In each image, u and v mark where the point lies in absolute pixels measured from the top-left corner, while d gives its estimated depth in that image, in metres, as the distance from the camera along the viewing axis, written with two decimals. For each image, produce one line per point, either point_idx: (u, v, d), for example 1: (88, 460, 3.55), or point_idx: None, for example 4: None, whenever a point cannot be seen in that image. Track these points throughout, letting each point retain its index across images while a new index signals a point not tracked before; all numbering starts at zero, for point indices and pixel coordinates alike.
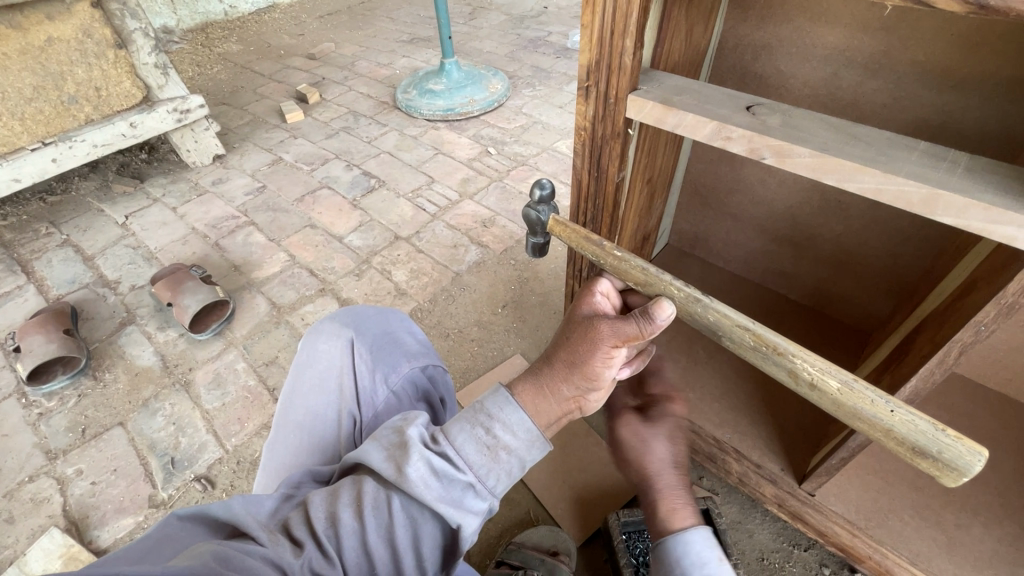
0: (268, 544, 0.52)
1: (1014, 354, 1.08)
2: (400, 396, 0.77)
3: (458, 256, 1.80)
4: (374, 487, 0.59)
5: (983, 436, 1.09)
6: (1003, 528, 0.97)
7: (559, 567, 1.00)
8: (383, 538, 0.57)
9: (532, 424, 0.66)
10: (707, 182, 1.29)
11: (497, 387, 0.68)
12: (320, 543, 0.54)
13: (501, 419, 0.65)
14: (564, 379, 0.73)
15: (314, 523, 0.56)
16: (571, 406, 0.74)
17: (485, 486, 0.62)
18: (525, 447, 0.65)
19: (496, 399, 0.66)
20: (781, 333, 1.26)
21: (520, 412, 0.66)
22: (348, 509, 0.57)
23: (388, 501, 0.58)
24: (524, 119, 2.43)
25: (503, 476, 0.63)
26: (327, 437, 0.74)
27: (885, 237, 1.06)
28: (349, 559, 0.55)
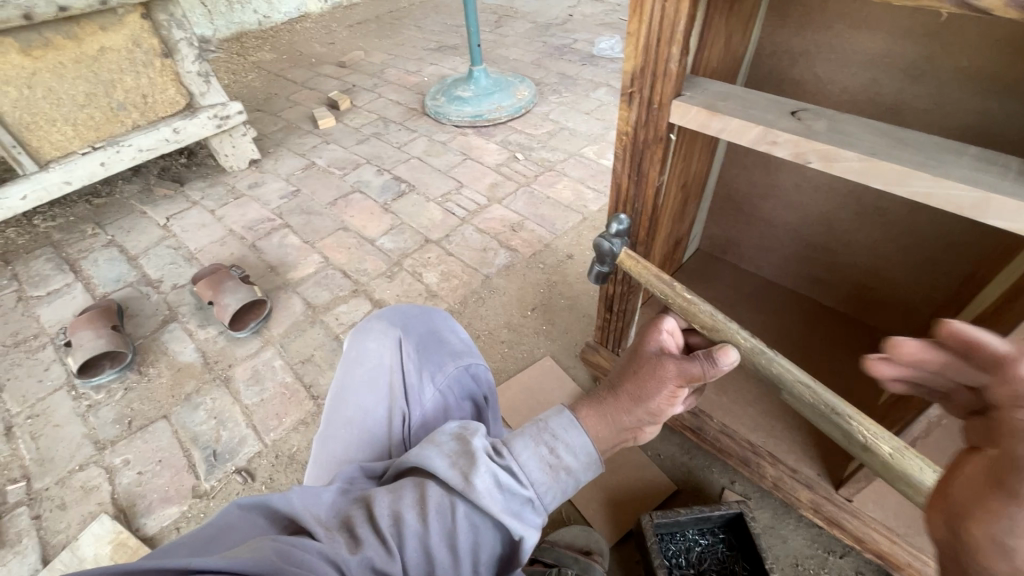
0: (328, 541, 0.54)
1: None
2: (446, 394, 0.79)
3: (488, 259, 1.83)
4: (438, 492, 0.60)
5: None
6: None
7: (592, 567, 1.02)
8: (445, 543, 0.58)
9: (592, 448, 0.69)
10: (741, 188, 1.30)
11: (559, 408, 0.72)
12: (381, 541, 0.55)
13: (565, 441, 0.67)
14: (626, 410, 0.74)
15: (377, 520, 0.57)
16: (629, 435, 0.75)
17: (541, 502, 0.64)
18: (583, 468, 0.68)
19: (558, 421, 0.70)
20: (813, 339, 1.26)
21: (583, 436, 0.69)
22: (412, 510, 0.58)
23: (452, 507, 0.59)
24: (551, 125, 2.46)
25: (558, 493, 0.66)
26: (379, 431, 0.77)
27: (926, 242, 1.05)
28: (410, 558, 0.56)
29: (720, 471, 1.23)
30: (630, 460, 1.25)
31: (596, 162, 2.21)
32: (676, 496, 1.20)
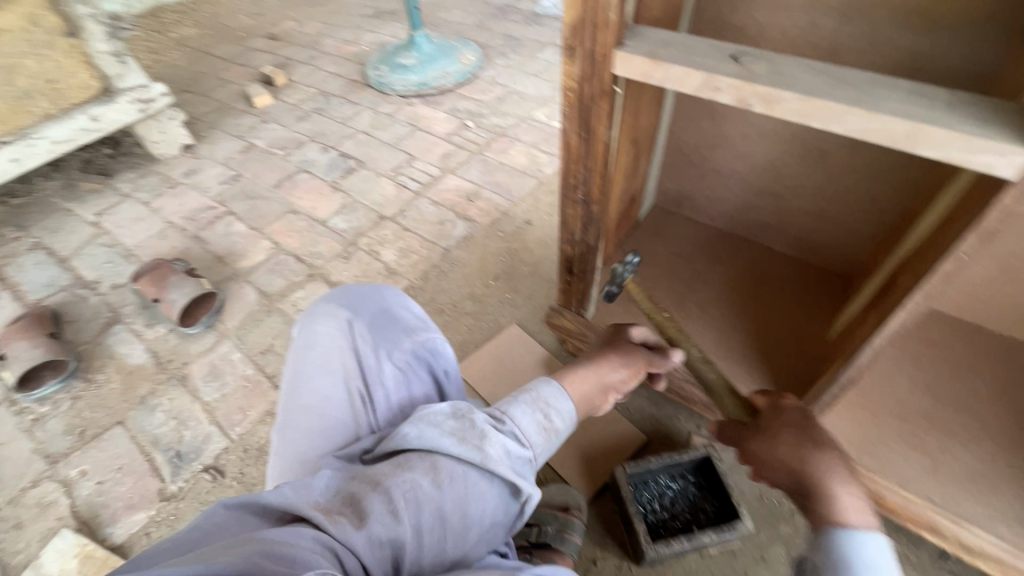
0: (326, 523, 0.58)
1: (987, 285, 1.09)
2: (407, 371, 0.79)
3: (446, 231, 1.80)
4: (450, 463, 0.66)
5: (964, 367, 1.11)
6: (984, 448, 1.00)
7: (573, 521, 1.08)
8: (460, 507, 0.64)
9: (574, 411, 0.84)
10: (690, 139, 1.31)
11: (546, 380, 0.86)
12: (397, 513, 0.61)
13: (554, 408, 0.81)
14: (601, 375, 0.98)
15: (392, 499, 0.62)
16: (598, 398, 0.97)
17: (536, 460, 0.76)
18: (566, 427, 0.82)
19: (545, 390, 0.83)
20: (765, 284, 1.31)
21: (568, 401, 0.83)
22: (426, 479, 0.64)
23: (464, 475, 0.66)
24: (499, 89, 2.39)
25: (547, 451, 0.79)
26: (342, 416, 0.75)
27: (866, 180, 1.09)
28: (428, 526, 0.62)
29: (686, 418, 1.28)
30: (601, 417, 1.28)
31: (548, 125, 2.17)
32: (648, 446, 1.25)
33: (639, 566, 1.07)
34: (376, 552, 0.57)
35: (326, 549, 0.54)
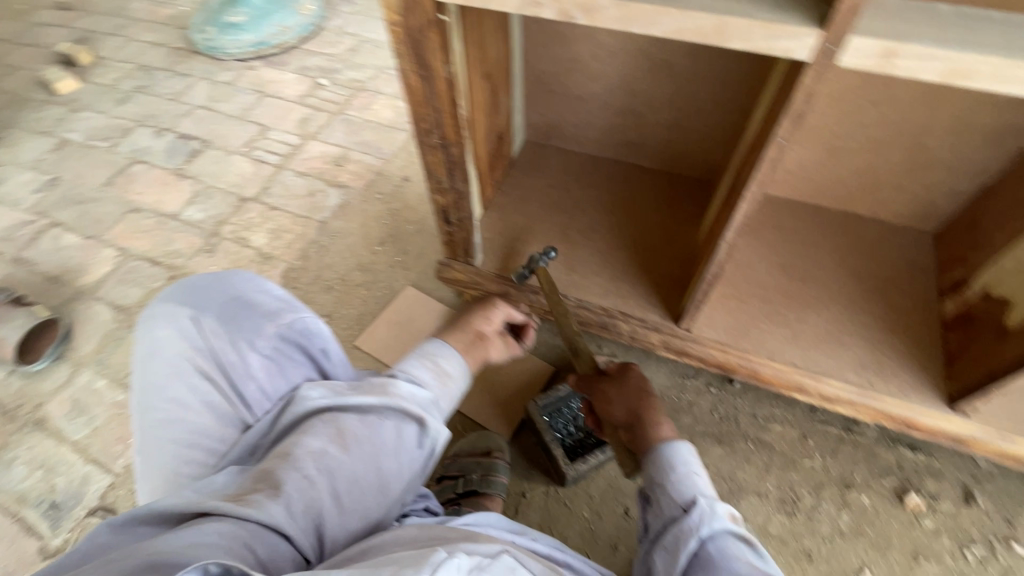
0: (234, 504, 0.59)
1: (817, 168, 1.23)
2: (275, 358, 0.75)
3: (319, 203, 1.66)
4: (354, 421, 0.71)
5: (811, 243, 1.25)
6: (831, 311, 1.14)
7: (496, 464, 1.10)
8: (372, 458, 0.69)
9: (467, 361, 0.91)
10: (544, 67, 1.29)
11: (432, 339, 0.93)
12: (312, 481, 0.64)
13: (445, 356, 0.88)
14: (470, 317, 1.01)
15: (303, 467, 0.65)
16: (474, 335, 0.97)
17: (442, 402, 0.82)
18: (462, 375, 0.88)
19: (433, 345, 0.89)
20: (639, 200, 1.36)
21: (456, 351, 0.90)
22: (333, 446, 0.68)
23: (371, 427, 0.71)
24: (350, 39, 2.20)
25: (450, 397, 0.85)
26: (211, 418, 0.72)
27: (708, 84, 1.15)
28: (344, 481, 0.67)
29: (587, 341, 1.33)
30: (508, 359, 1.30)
31: None
32: (557, 375, 1.28)
33: (564, 487, 1.13)
34: (297, 519, 0.61)
35: (234, 527, 0.56)
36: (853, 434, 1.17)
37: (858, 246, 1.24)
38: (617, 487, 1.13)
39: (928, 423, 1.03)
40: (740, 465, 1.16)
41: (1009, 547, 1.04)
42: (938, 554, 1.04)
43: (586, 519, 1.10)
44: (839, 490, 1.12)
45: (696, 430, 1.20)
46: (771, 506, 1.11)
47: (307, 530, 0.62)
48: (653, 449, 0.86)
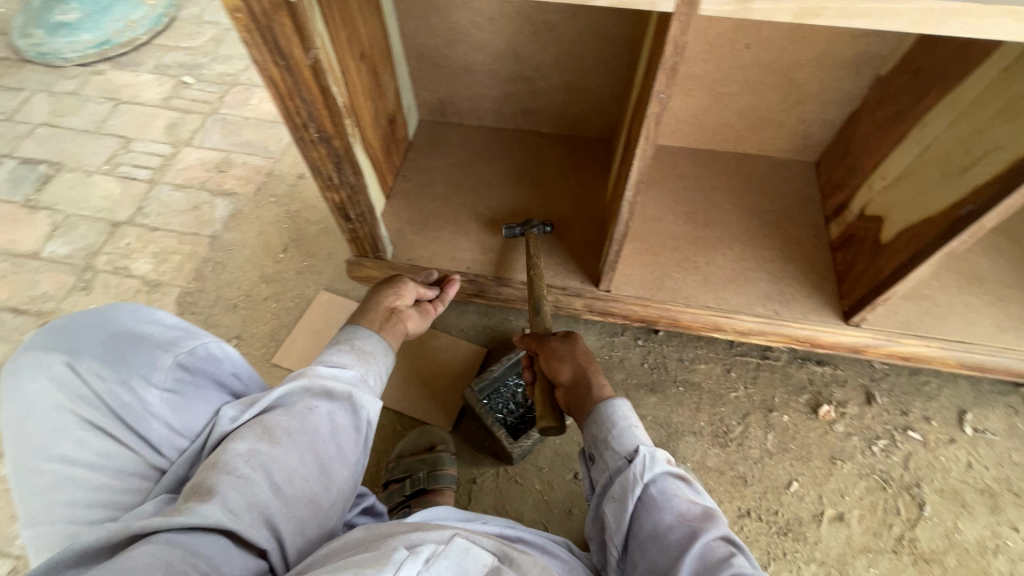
0: (169, 516, 0.57)
1: (707, 114, 1.27)
2: (179, 390, 0.70)
3: (205, 216, 1.51)
4: (282, 415, 0.72)
5: (710, 187, 1.30)
6: (735, 250, 1.19)
7: (442, 457, 1.07)
8: (307, 444, 0.71)
9: (386, 339, 0.93)
10: (426, 41, 1.22)
11: (349, 325, 0.93)
12: (249, 478, 0.64)
13: (364, 339, 0.90)
14: (381, 293, 1.00)
15: (236, 466, 0.64)
16: (387, 314, 0.98)
17: (369, 382, 0.85)
18: (385, 352, 0.91)
19: (351, 330, 0.91)
20: (545, 167, 1.34)
21: (375, 332, 0.92)
22: (263, 443, 0.68)
23: (300, 417, 0.72)
24: (211, 28, 1.98)
25: (378, 375, 0.87)
26: (113, 471, 0.65)
27: (593, 42, 1.15)
28: (282, 474, 0.67)
29: (515, 317, 1.32)
30: (439, 348, 1.26)
31: None
32: (491, 355, 1.27)
33: (513, 465, 1.13)
34: (241, 517, 0.61)
35: (167, 545, 0.55)
36: (768, 360, 1.26)
37: (751, 184, 1.30)
38: (564, 454, 1.15)
39: (830, 339, 1.12)
40: (674, 409, 1.21)
41: (906, 435, 1.17)
42: (851, 454, 1.15)
43: (539, 491, 1.11)
44: (763, 414, 1.20)
45: (630, 383, 1.24)
46: (706, 441, 1.17)
47: (254, 526, 0.61)
48: (594, 409, 0.87)
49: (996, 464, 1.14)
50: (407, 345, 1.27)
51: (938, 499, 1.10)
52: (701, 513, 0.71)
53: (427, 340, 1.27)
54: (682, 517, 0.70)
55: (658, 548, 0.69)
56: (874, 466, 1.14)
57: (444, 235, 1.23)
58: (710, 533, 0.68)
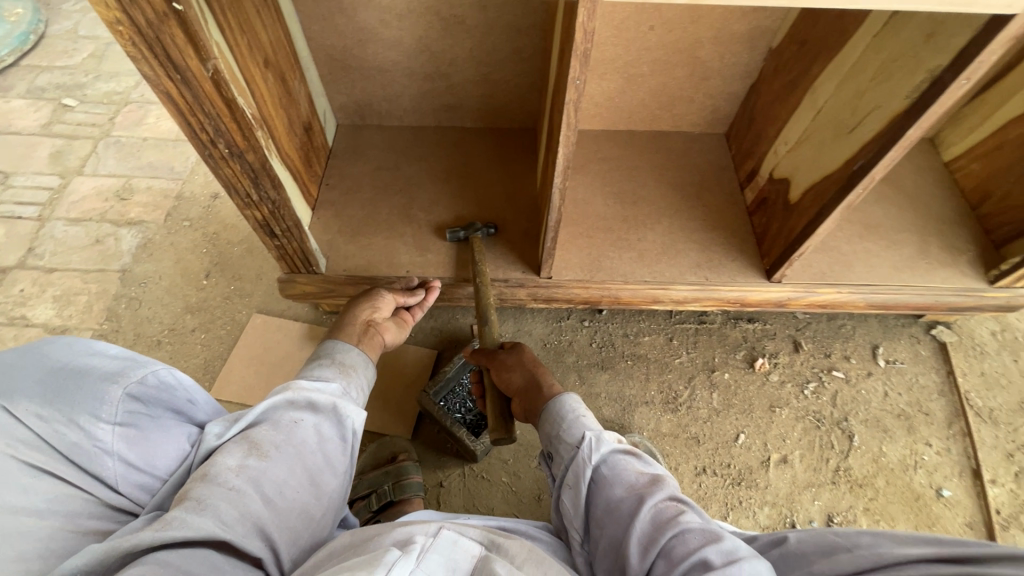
0: (161, 529, 0.56)
1: (622, 96, 1.31)
2: (134, 424, 0.62)
3: (111, 249, 1.38)
4: (269, 429, 0.72)
5: (633, 166, 1.34)
6: (663, 224, 1.25)
7: (405, 466, 1.05)
8: (296, 456, 0.72)
9: (364, 351, 0.95)
10: (334, 43, 1.18)
11: (328, 338, 0.94)
12: (240, 491, 0.64)
13: (343, 352, 0.91)
14: (359, 307, 1.01)
15: (227, 480, 0.64)
16: (366, 326, 0.99)
17: (350, 394, 0.86)
18: (365, 365, 0.92)
19: (331, 344, 0.92)
20: (473, 161, 1.34)
21: (354, 345, 0.94)
22: (252, 455, 0.68)
23: (288, 429, 0.73)
24: (89, 43, 1.80)
25: (359, 387, 0.89)
26: (66, 522, 0.55)
27: (505, 34, 1.15)
28: (273, 486, 0.67)
29: (461, 315, 1.31)
30: (388, 357, 1.24)
31: None
32: (442, 357, 1.26)
33: (478, 462, 1.13)
34: (235, 530, 0.60)
35: (161, 561, 0.53)
36: (705, 324, 1.33)
37: (671, 160, 1.36)
38: (526, 443, 1.16)
39: (757, 297, 1.20)
40: (625, 383, 1.26)
41: (832, 375, 1.28)
42: (787, 399, 1.25)
43: (506, 483, 1.12)
44: (706, 375, 1.27)
45: (581, 364, 1.28)
46: (658, 409, 1.23)
47: (248, 539, 0.61)
48: (546, 407, 0.89)
49: (907, 389, 1.27)
50: None
51: (864, 428, 1.22)
52: (649, 480, 0.74)
53: None
54: (631, 488, 0.74)
55: (613, 520, 0.72)
56: (808, 407, 1.24)
57: (378, 241, 1.20)
58: (658, 496, 0.72)
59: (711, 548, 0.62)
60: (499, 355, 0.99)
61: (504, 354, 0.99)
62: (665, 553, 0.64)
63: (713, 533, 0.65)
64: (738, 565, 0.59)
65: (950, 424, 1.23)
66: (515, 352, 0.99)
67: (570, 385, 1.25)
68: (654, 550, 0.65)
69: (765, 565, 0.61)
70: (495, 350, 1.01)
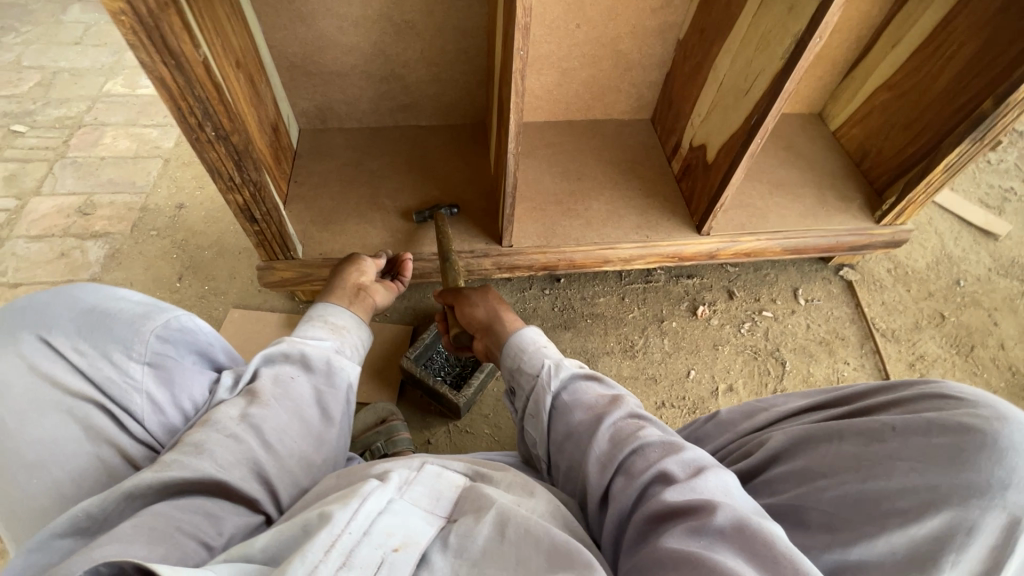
0: (160, 473, 0.60)
1: (559, 89, 1.49)
2: (161, 363, 0.69)
3: (78, 261, 1.40)
4: (268, 382, 0.75)
5: (575, 149, 1.51)
6: (606, 195, 1.42)
7: (395, 424, 1.13)
8: (295, 407, 0.75)
9: (354, 316, 0.98)
10: (295, 50, 1.29)
11: (321, 303, 0.98)
12: (239, 438, 0.67)
13: (334, 317, 0.94)
14: (346, 273, 1.08)
15: (226, 428, 0.67)
16: (356, 289, 1.06)
17: (346, 352, 0.89)
18: (357, 328, 0.96)
19: (325, 308, 0.96)
20: (430, 154, 1.47)
21: (343, 310, 0.97)
22: (251, 405, 0.71)
23: (285, 383, 0.76)
24: (34, 73, 1.82)
25: (353, 347, 0.93)
26: (97, 448, 0.64)
27: (452, 34, 1.31)
28: (274, 433, 0.70)
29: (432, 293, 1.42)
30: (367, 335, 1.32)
31: (133, 95, 1.79)
32: (418, 331, 1.35)
33: (461, 418, 1.22)
34: (232, 474, 0.64)
35: (157, 511, 0.58)
36: (651, 282, 1.50)
37: (606, 142, 1.54)
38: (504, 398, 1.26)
39: (691, 250, 1.38)
40: (588, 339, 1.39)
41: (763, 315, 1.47)
42: (727, 338, 1.42)
43: (489, 434, 1.21)
44: (657, 325, 1.43)
45: (547, 326, 1.41)
46: (619, 357, 1.37)
47: (245, 481, 0.65)
48: (510, 338, 0.92)
49: (825, 321, 1.48)
50: None
51: (794, 356, 1.41)
52: (609, 401, 0.76)
53: None
54: (591, 410, 0.75)
55: (574, 445, 0.73)
56: (745, 343, 1.42)
57: (350, 227, 1.30)
58: (617, 414, 0.73)
59: (671, 461, 0.63)
60: (466, 294, 1.03)
61: (471, 294, 1.03)
62: (624, 469, 0.65)
63: (672, 445, 0.65)
64: (702, 477, 0.59)
65: (862, 344, 1.44)
66: (481, 293, 1.02)
67: None
68: (612, 467, 0.66)
69: (731, 476, 0.61)
70: (461, 292, 1.04)
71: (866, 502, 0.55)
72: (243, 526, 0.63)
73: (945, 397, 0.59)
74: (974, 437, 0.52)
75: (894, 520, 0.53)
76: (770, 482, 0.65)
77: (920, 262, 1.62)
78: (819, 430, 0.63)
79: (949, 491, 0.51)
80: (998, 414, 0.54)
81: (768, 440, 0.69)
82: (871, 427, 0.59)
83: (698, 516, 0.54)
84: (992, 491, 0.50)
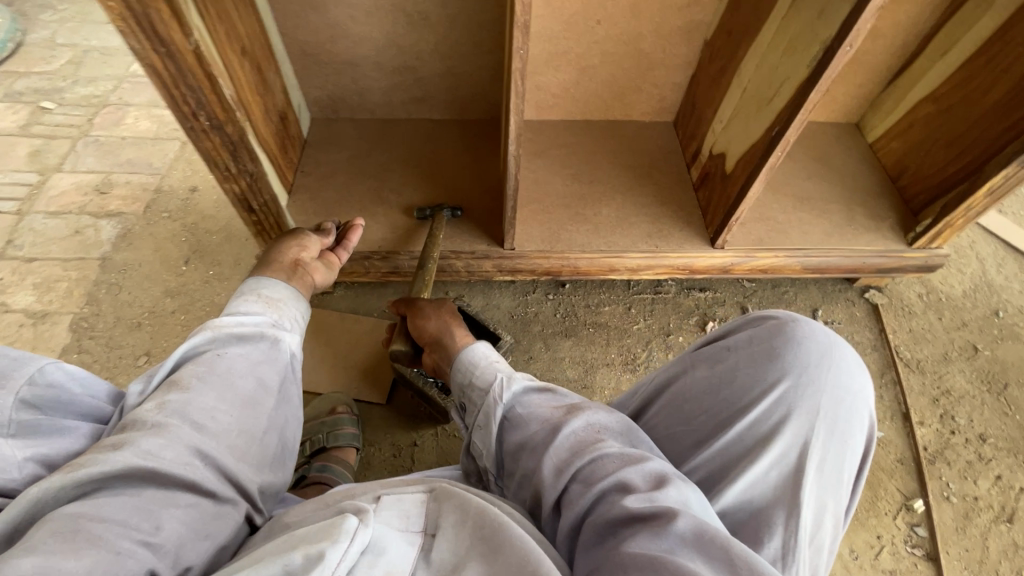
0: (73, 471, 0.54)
1: (576, 87, 1.43)
2: (32, 424, 0.57)
3: (90, 239, 1.43)
4: (193, 369, 0.69)
5: (589, 151, 1.46)
6: (617, 201, 1.36)
7: (340, 417, 1.13)
8: (225, 386, 0.68)
9: (291, 286, 0.89)
10: (308, 39, 1.27)
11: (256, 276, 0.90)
12: (166, 423, 0.61)
13: (266, 288, 0.86)
14: (283, 249, 0.98)
15: (149, 418, 0.61)
16: (294, 264, 0.95)
17: (282, 324, 0.82)
18: (296, 298, 0.88)
19: (257, 280, 0.87)
20: (441, 148, 1.44)
21: (273, 280, 0.88)
22: (172, 393, 0.65)
23: (211, 365, 0.70)
24: (66, 51, 1.86)
25: (292, 316, 0.85)
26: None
27: (467, 28, 1.27)
28: (205, 415, 0.64)
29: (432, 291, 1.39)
30: (363, 331, 1.31)
31: None
32: None
33: (451, 423, 1.19)
34: (162, 458, 0.58)
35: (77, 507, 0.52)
36: (661, 293, 1.44)
37: (623, 144, 1.48)
38: None
39: (703, 263, 1.31)
40: (588, 348, 1.35)
41: None
42: None
43: None
44: (663, 339, 1.37)
45: (547, 333, 1.37)
46: (619, 370, 1.32)
47: (181, 462, 0.59)
48: (456, 355, 0.87)
49: None
50: (330, 331, 1.30)
51: None
52: (564, 411, 0.70)
53: (350, 325, 1.31)
54: (546, 420, 0.70)
55: (527, 454, 0.68)
56: None
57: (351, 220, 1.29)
58: (574, 424, 0.67)
59: (630, 470, 0.59)
60: (420, 305, 0.98)
61: (424, 305, 0.98)
62: (581, 477, 0.61)
63: (632, 455, 0.61)
64: (663, 488, 0.55)
65: (883, 374, 1.35)
66: (435, 305, 0.98)
67: (536, 352, 1.33)
68: (568, 473, 0.62)
69: (692, 488, 0.57)
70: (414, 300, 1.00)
71: (719, 422, 0.63)
72: (186, 518, 0.57)
73: (752, 318, 0.70)
74: (778, 337, 0.65)
75: (740, 422, 0.61)
76: (650, 422, 0.71)
77: (957, 289, 1.50)
78: (676, 364, 0.71)
79: (772, 386, 0.62)
80: (788, 317, 0.67)
81: (640, 389, 0.76)
82: (712, 355, 0.68)
83: (662, 521, 0.52)
84: (802, 385, 0.61)
